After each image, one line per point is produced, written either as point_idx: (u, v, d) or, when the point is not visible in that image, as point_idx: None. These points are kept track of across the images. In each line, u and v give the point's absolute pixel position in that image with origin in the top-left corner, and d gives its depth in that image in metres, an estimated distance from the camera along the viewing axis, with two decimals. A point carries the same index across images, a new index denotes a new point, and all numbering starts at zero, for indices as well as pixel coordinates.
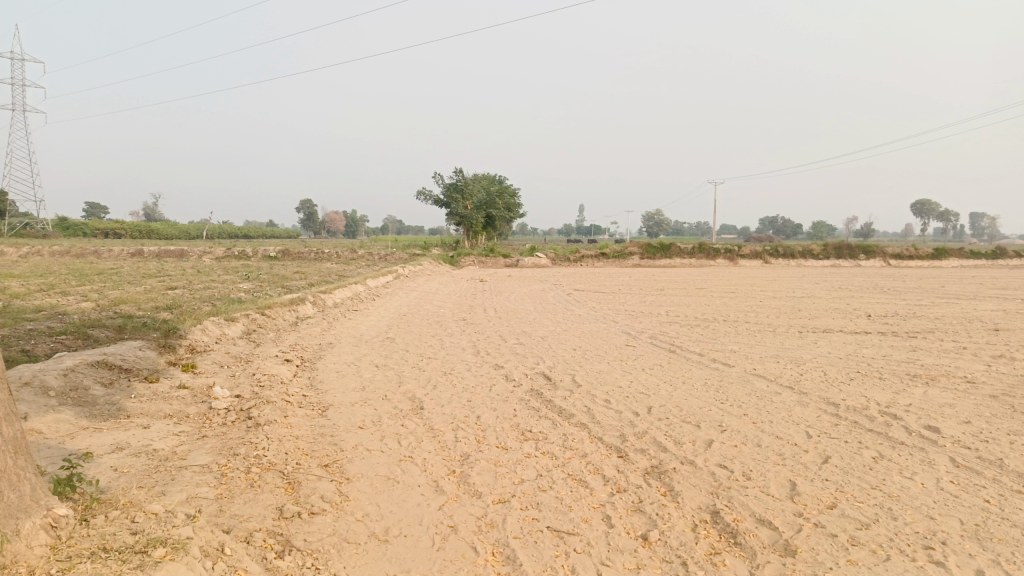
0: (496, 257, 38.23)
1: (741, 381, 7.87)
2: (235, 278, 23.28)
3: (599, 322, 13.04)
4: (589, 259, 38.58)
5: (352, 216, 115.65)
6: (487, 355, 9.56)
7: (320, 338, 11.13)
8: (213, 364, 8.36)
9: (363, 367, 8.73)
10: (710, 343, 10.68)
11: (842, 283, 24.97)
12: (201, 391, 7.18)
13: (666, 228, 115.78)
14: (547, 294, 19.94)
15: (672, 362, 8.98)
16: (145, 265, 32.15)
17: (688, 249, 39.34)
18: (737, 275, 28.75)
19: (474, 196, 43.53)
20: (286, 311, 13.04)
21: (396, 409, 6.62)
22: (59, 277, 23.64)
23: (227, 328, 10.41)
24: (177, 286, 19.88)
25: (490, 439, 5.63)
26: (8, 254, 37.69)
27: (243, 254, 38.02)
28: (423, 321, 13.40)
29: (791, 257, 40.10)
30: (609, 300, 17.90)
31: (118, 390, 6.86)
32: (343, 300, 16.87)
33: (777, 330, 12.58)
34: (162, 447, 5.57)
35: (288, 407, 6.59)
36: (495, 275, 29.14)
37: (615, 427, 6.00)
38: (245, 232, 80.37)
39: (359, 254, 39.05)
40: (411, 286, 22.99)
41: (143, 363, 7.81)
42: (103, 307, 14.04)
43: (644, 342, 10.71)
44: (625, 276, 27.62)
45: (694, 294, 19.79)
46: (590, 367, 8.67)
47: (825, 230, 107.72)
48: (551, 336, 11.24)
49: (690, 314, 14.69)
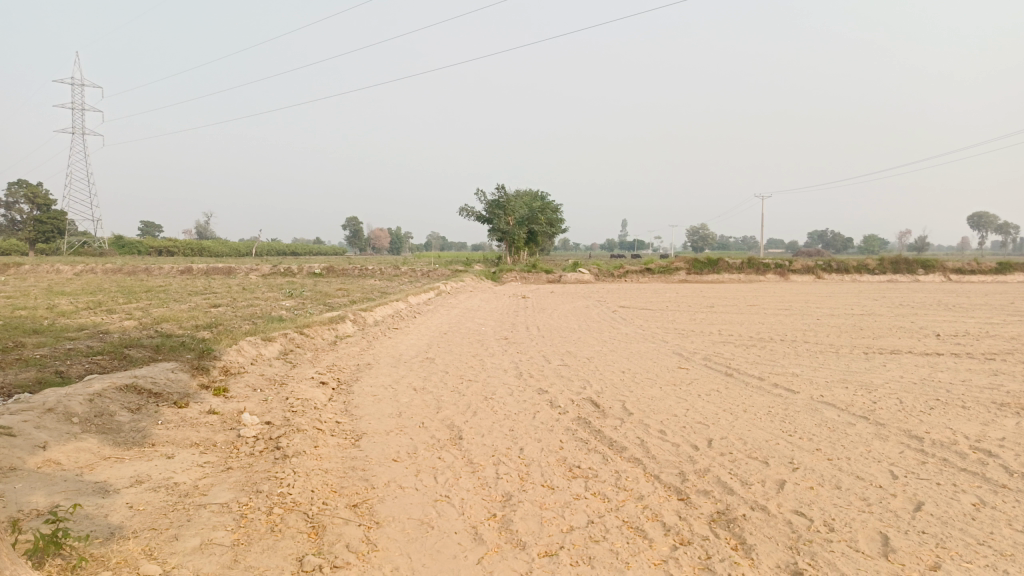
0: (540, 273, 37.79)
1: (808, 411, 7.21)
2: (278, 295, 23.30)
3: (648, 342, 12.44)
4: (634, 275, 37.87)
5: (397, 234, 117.16)
6: (530, 377, 9.06)
7: (358, 358, 10.77)
8: (246, 386, 8.04)
9: (401, 391, 8.31)
10: (770, 366, 9.98)
11: (903, 299, 23.81)
12: (230, 417, 6.84)
13: (711, 243, 113.92)
14: (592, 311, 19.36)
15: (730, 388, 8.34)
16: (193, 281, 32.64)
17: (736, 265, 38.28)
18: (789, 291, 27.77)
19: (517, 213, 43.31)
20: (325, 330, 12.76)
21: (433, 439, 6.15)
22: (109, 295, 23.99)
23: (263, 348, 10.12)
24: (221, 304, 19.94)
25: (535, 477, 5.12)
26: (64, 273, 38.72)
27: (288, 271, 38.34)
28: (465, 340, 12.96)
29: (845, 272, 38.69)
30: (656, 318, 17.23)
31: (146, 416, 6.57)
32: (384, 318, 16.58)
33: (840, 351, 11.77)
34: (184, 481, 5.20)
35: (319, 436, 6.19)
36: (538, 291, 28.74)
37: (672, 463, 5.44)
38: (292, 249, 81.55)
39: (402, 271, 39.05)
40: (453, 303, 22.71)
41: (174, 386, 7.53)
42: (145, 326, 13.98)
43: (697, 364, 10.09)
44: (672, 292, 26.90)
45: (746, 312, 18.96)
46: (641, 392, 8.09)
47: (878, 244, 104.53)
48: (598, 357, 10.68)
49: (744, 333, 13.95)
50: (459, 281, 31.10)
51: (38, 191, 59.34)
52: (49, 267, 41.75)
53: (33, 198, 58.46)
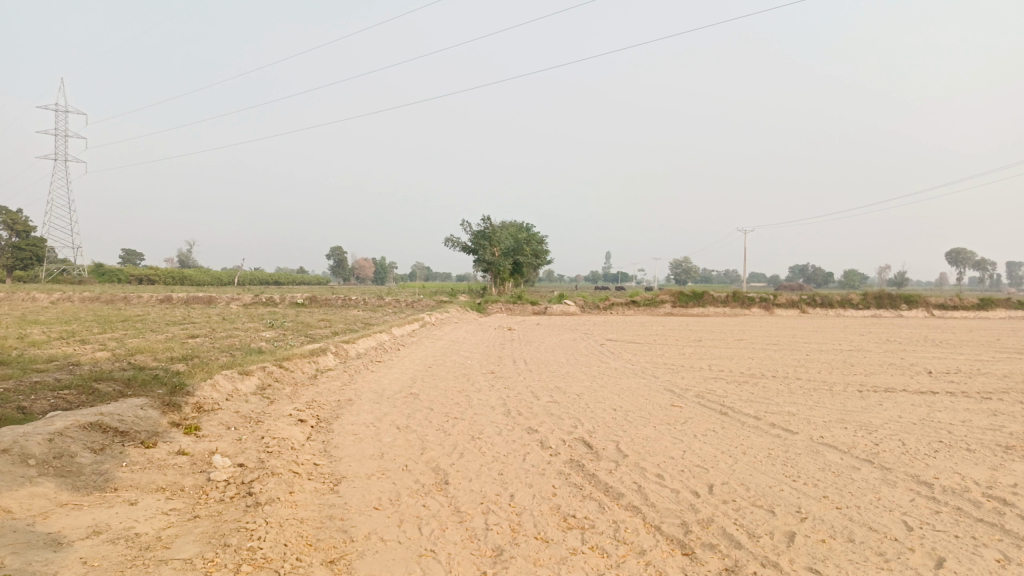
0: (525, 305, 37.49)
1: (809, 453, 6.91)
2: (258, 325, 22.78)
3: (638, 378, 12.13)
4: (619, 307, 37.68)
5: (381, 264, 116.78)
6: (518, 415, 8.69)
7: (339, 393, 10.35)
8: (219, 424, 7.61)
9: (383, 430, 7.92)
10: (765, 404, 9.68)
11: (890, 335, 23.71)
12: (200, 458, 6.42)
13: (695, 276, 114.49)
14: (579, 344, 19.04)
15: (727, 427, 8.02)
16: (172, 311, 32.00)
17: (721, 298, 38.25)
18: (776, 325, 27.68)
19: (502, 244, 43.16)
20: (306, 364, 12.33)
21: (417, 484, 5.77)
22: (83, 324, 23.35)
23: (240, 383, 9.70)
24: (199, 334, 19.41)
25: (528, 528, 4.75)
26: (39, 300, 37.91)
27: (270, 301, 37.77)
28: (451, 374, 12.59)
29: (829, 306, 38.76)
30: (644, 352, 16.93)
31: (110, 457, 6.13)
32: (366, 351, 16.15)
33: (834, 388, 11.50)
34: (146, 531, 4.79)
35: (295, 480, 5.79)
36: (523, 323, 28.45)
37: (673, 513, 5.11)
38: (275, 278, 80.84)
39: (386, 301, 38.62)
40: (438, 334, 22.31)
41: (143, 425, 7.10)
42: (117, 358, 13.47)
43: (690, 402, 9.77)
44: (659, 325, 26.70)
45: (735, 346, 18.76)
46: (634, 432, 7.76)
47: (858, 279, 105.55)
48: (588, 394, 10.34)
49: (734, 369, 13.67)
50: (444, 312, 30.72)
51: (18, 217, 58.42)
52: (24, 294, 40.81)
53: (12, 224, 57.52)
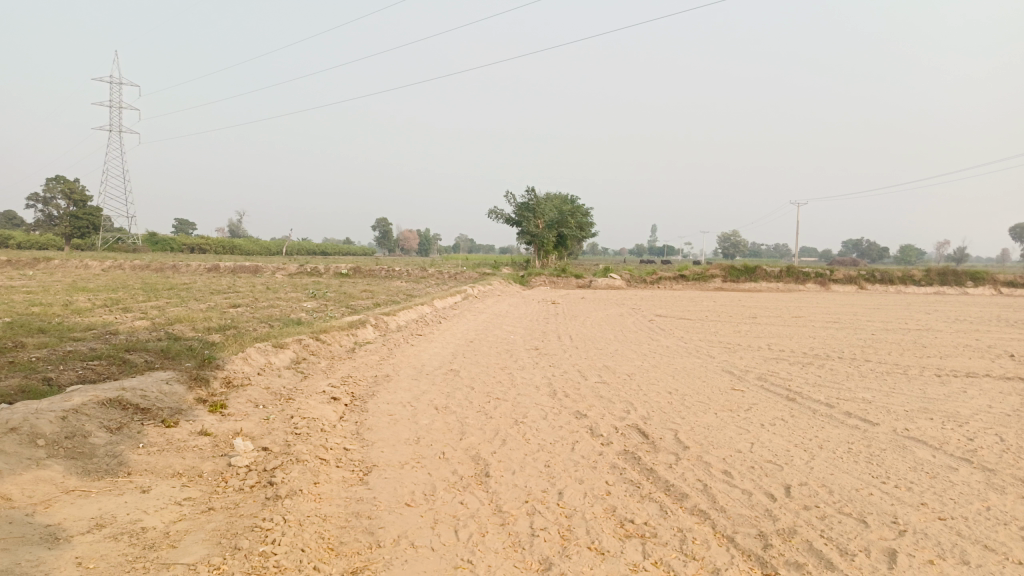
0: (569, 277, 36.73)
1: (896, 450, 6.13)
2: (300, 296, 22.57)
3: (692, 357, 11.36)
4: (667, 281, 36.66)
5: (426, 235, 117.08)
6: (566, 397, 8.07)
7: (377, 369, 9.87)
8: (248, 401, 7.16)
9: (420, 410, 7.38)
10: (835, 390, 8.85)
11: (958, 314, 22.32)
12: (223, 440, 5.95)
13: (742, 251, 111.99)
14: (626, 320, 18.28)
15: (796, 416, 7.27)
16: (218, 280, 32.16)
17: (774, 273, 36.88)
18: (834, 301, 26.43)
19: (547, 215, 42.37)
20: (344, 336, 11.89)
21: (456, 476, 5.19)
22: (130, 292, 23.46)
23: (273, 356, 9.27)
24: (240, 304, 19.21)
25: (579, 536, 4.12)
26: (92, 269, 38.67)
27: (314, 271, 37.81)
28: (493, 350, 12.03)
29: (888, 282, 37.03)
30: (696, 329, 16.09)
31: (127, 437, 5.70)
32: (407, 323, 15.68)
33: (908, 373, 10.57)
34: (154, 525, 4.29)
35: (321, 469, 5.26)
36: (568, 296, 27.75)
37: (748, 521, 4.42)
38: (322, 248, 81.64)
39: (429, 272, 38.32)
40: (481, 307, 21.80)
41: (167, 401, 6.69)
42: (155, 327, 13.26)
43: (752, 385, 9.01)
44: (709, 300, 25.72)
45: (793, 324, 17.78)
46: (694, 419, 7.05)
47: (914, 255, 101.60)
48: (640, 374, 9.65)
49: (796, 349, 12.78)
50: (487, 284, 30.22)
51: (75, 187, 59.95)
52: (79, 262, 41.81)
53: (70, 194, 58.96)
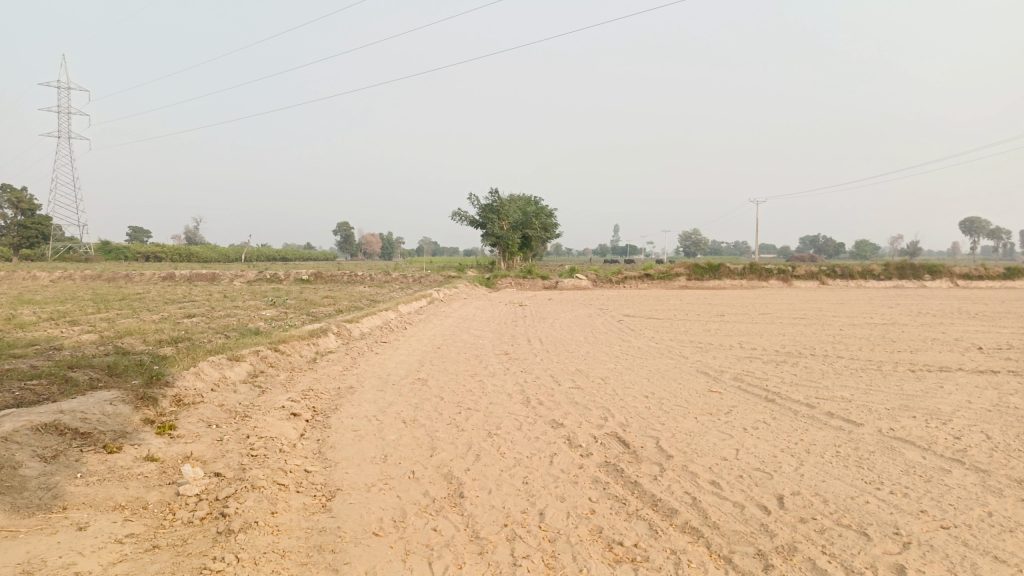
0: (535, 279, 36.47)
1: (884, 452, 5.92)
2: (260, 304, 21.85)
3: (666, 358, 11.12)
4: (632, 281, 36.61)
5: (389, 239, 115.89)
6: (540, 405, 7.72)
7: (339, 380, 9.38)
8: (200, 420, 6.66)
9: (387, 424, 6.96)
10: (813, 389, 8.66)
11: (920, 307, 22.60)
12: (171, 466, 5.45)
13: (704, 248, 113.18)
14: (595, 321, 18.00)
15: (778, 419, 7.04)
16: (174, 289, 31.10)
17: (738, 270, 37.10)
18: (799, 297, 26.57)
19: (511, 217, 42.02)
20: (305, 346, 11.36)
21: (428, 499, 4.80)
22: (79, 304, 22.46)
23: (229, 370, 8.74)
24: (196, 314, 18.44)
25: (566, 564, 3.77)
26: (40, 280, 37.09)
27: (274, 277, 36.87)
28: (462, 356, 11.63)
29: (849, 277, 37.52)
30: (666, 329, 15.89)
31: (63, 466, 5.16)
32: (371, 330, 15.16)
33: (882, 369, 10.47)
34: (88, 569, 3.79)
35: (280, 496, 4.81)
36: (535, 298, 27.48)
37: (744, 538, 4.12)
38: (282, 254, 80.21)
39: (393, 276, 37.70)
40: (447, 311, 21.36)
41: (110, 424, 6.15)
42: (103, 341, 12.54)
43: (730, 386, 8.77)
44: (677, 299, 25.63)
45: (762, 322, 17.71)
46: (674, 425, 6.77)
47: (870, 250, 103.86)
48: (614, 378, 9.35)
49: (768, 347, 12.63)
50: (452, 288, 29.77)
51: (22, 195, 57.69)
52: (26, 273, 40.12)
53: (17, 203, 56.74)
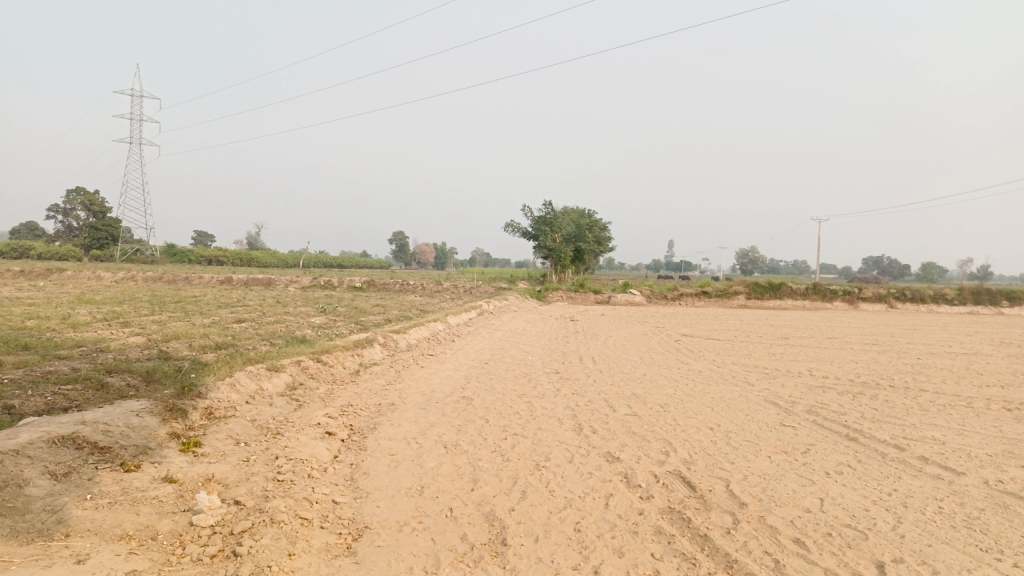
0: (587, 293, 35.74)
1: (997, 511, 5.07)
2: (310, 311, 21.69)
3: (730, 385, 10.32)
4: (688, 298, 35.50)
5: (443, 249, 116.54)
6: (594, 434, 7.05)
7: (380, 395, 8.89)
8: (228, 436, 6.23)
9: (427, 449, 6.41)
10: (899, 428, 7.78)
11: (1002, 336, 21.04)
12: (189, 490, 4.99)
13: (761, 267, 110.29)
14: (651, 340, 17.19)
15: (864, 464, 6.24)
16: (230, 292, 31.44)
17: (801, 290, 35.60)
18: (868, 321, 25.14)
19: (564, 229, 41.41)
20: (348, 357, 10.93)
21: (467, 546, 4.20)
22: (135, 305, 22.71)
23: (266, 382, 8.35)
24: (246, 319, 18.32)
25: None
26: (104, 280, 38.11)
27: (327, 284, 37.03)
28: (511, 373, 11.04)
29: (920, 301, 35.61)
30: (727, 352, 14.98)
31: (73, 486, 4.74)
32: (418, 342, 14.70)
33: (974, 406, 9.46)
34: None
35: (300, 534, 4.29)
36: (587, 313, 26.77)
37: None
38: (338, 262, 81.34)
39: (444, 286, 37.45)
40: (496, 324, 20.84)
41: (133, 438, 5.75)
42: (149, 345, 12.38)
43: (804, 421, 7.96)
44: (736, 319, 24.57)
45: (830, 347, 16.63)
46: (745, 466, 6.03)
47: (937, 273, 99.53)
48: (674, 405, 8.63)
49: (840, 376, 11.65)
50: (503, 300, 29.31)
51: (94, 198, 59.80)
52: (93, 273, 41.33)
53: (90, 205, 58.79)
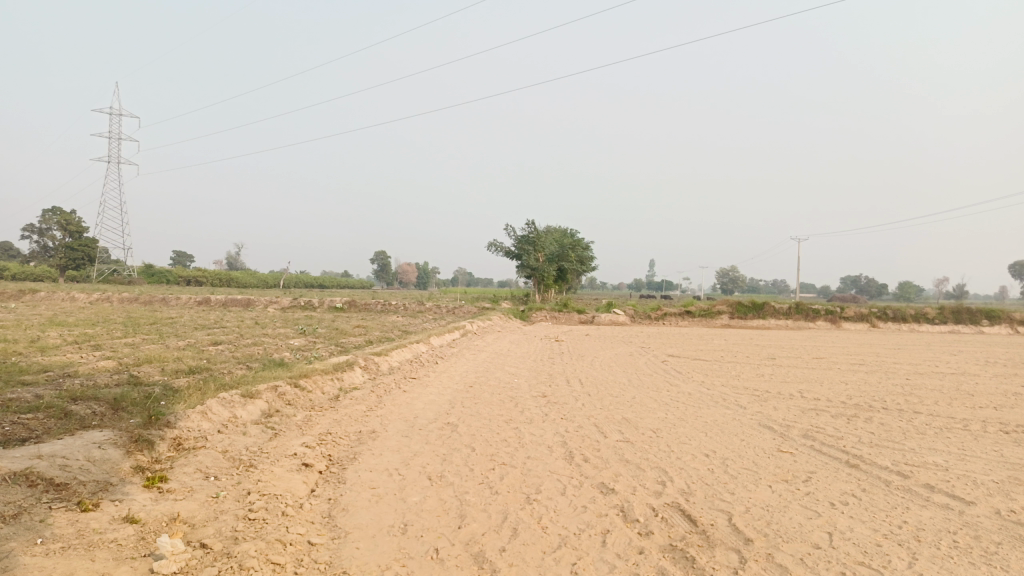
0: (571, 313, 35.51)
1: (1015, 544, 4.81)
2: (290, 332, 21.22)
3: (722, 408, 10.05)
4: (672, 317, 35.37)
5: (425, 269, 116.13)
6: (585, 463, 6.73)
7: (361, 422, 8.50)
8: (196, 470, 5.83)
9: (410, 481, 6.04)
10: (899, 454, 7.53)
11: (987, 355, 21.03)
12: (151, 532, 4.59)
13: (742, 286, 110.91)
14: (637, 361, 16.91)
15: (869, 493, 5.97)
16: (208, 314, 30.81)
17: (784, 309, 35.63)
18: (853, 341, 25.08)
19: (547, 249, 41.28)
20: (328, 382, 10.53)
21: None
22: (109, 327, 22.08)
23: (240, 409, 7.94)
24: (223, 341, 17.82)
25: None
26: (78, 301, 37.32)
27: (308, 304, 36.49)
28: (497, 397, 10.70)
29: (901, 320, 35.76)
30: (716, 373, 14.72)
31: (23, 529, 4.28)
32: (400, 365, 14.30)
33: (971, 428, 9.26)
34: None
35: None
36: (571, 333, 26.51)
37: None
38: (320, 282, 80.60)
39: (427, 306, 37.02)
40: (479, 345, 20.48)
41: (93, 473, 5.32)
42: (119, 369, 11.87)
43: (802, 447, 7.69)
44: (721, 338, 24.42)
45: (818, 367, 16.46)
46: (747, 497, 5.73)
47: (914, 292, 100.63)
48: (667, 430, 8.33)
49: (833, 398, 11.42)
50: (487, 320, 28.98)
51: (71, 218, 58.86)
52: (67, 294, 40.49)
53: (66, 225, 57.84)
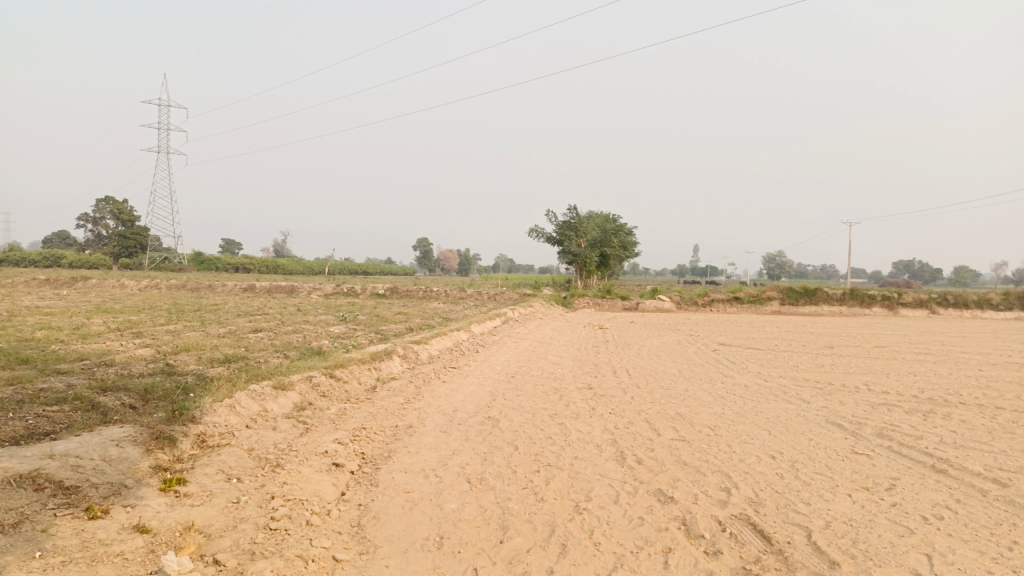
0: (615, 300, 34.72)
1: None
2: (330, 319, 20.95)
3: (785, 402, 9.30)
4: (720, 304, 34.27)
5: (466, 255, 116.12)
6: (639, 465, 6.14)
7: (397, 416, 8.04)
8: (218, 472, 5.40)
9: (448, 484, 5.54)
10: (990, 457, 6.75)
11: None
12: (163, 543, 4.16)
13: (790, 271, 108.16)
14: (687, 350, 16.15)
15: (965, 506, 5.25)
16: (251, 301, 30.83)
17: (837, 295, 34.27)
18: (915, 328, 23.79)
19: (589, 234, 40.44)
20: (364, 372, 10.09)
21: None
22: (153, 313, 22.14)
23: (270, 402, 7.54)
24: (263, 329, 17.60)
25: None
26: (127, 288, 37.89)
27: (351, 291, 36.40)
28: (540, 389, 10.13)
29: (964, 307, 34.04)
30: (772, 363, 13.90)
31: (21, 540, 3.87)
32: (440, 353, 13.83)
33: None
34: None
35: None
36: (615, 320, 25.77)
37: None
38: (363, 269, 81.09)
39: (469, 292, 36.60)
40: (522, 333, 19.93)
41: (107, 475, 4.94)
42: (156, 357, 11.64)
43: (879, 448, 6.96)
44: (772, 326, 23.43)
45: (881, 356, 15.48)
46: (826, 510, 5.07)
47: (971, 277, 96.72)
48: (726, 428, 7.67)
49: (903, 391, 10.57)
50: (528, 307, 28.41)
51: (123, 207, 60.11)
52: (117, 281, 41.26)
53: (118, 214, 59.04)
